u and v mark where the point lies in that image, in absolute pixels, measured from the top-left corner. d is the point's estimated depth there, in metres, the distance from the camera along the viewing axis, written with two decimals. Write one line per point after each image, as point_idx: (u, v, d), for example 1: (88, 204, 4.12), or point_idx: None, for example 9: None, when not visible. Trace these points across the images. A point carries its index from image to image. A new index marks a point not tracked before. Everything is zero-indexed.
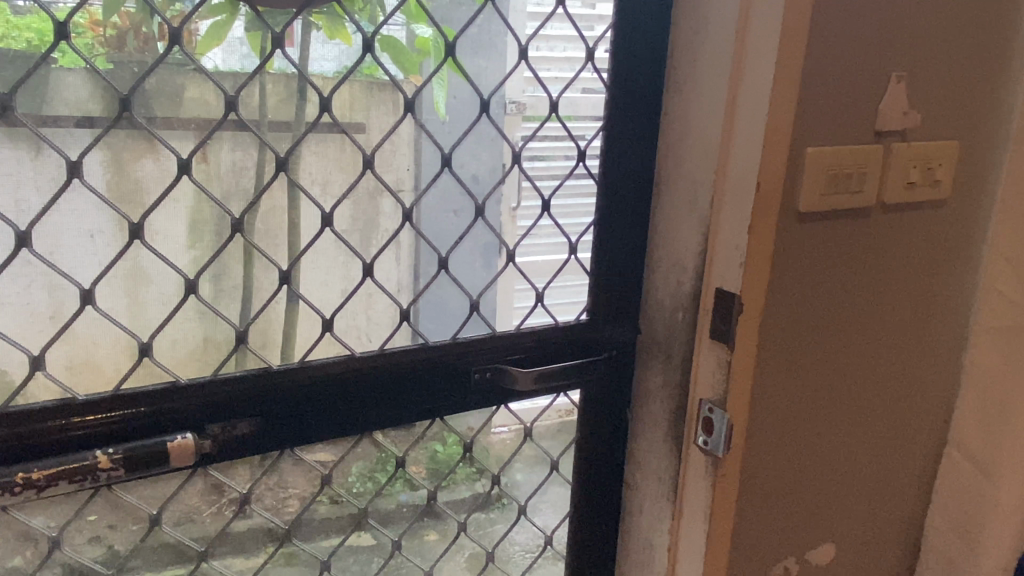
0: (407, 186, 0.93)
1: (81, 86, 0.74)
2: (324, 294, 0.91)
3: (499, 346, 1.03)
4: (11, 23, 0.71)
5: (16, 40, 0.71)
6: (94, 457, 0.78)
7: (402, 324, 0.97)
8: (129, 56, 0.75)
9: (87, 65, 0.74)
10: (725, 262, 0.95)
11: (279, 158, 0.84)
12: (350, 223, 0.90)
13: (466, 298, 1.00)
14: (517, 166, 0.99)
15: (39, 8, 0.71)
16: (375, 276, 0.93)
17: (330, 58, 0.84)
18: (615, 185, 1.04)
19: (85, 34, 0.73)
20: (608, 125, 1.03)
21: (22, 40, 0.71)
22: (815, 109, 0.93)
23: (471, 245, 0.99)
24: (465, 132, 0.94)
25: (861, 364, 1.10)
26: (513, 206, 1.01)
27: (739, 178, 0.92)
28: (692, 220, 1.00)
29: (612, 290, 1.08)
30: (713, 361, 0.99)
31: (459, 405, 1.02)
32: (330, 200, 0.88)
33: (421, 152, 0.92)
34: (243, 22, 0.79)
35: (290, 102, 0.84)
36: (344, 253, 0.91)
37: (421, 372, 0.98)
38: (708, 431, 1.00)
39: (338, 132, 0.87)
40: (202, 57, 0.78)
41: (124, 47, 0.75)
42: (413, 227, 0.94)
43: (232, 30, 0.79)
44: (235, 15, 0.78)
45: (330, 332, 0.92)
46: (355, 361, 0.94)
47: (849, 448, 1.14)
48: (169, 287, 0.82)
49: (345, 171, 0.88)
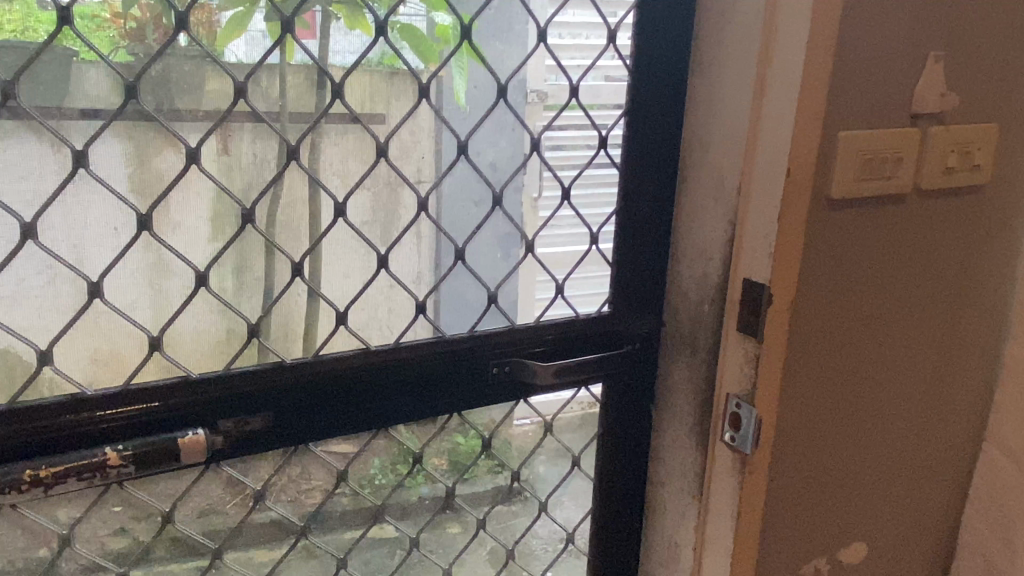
0: (422, 175, 0.90)
1: (103, 79, 0.72)
2: (338, 286, 0.88)
3: (517, 340, 0.99)
4: (35, 15, 0.69)
5: (37, 32, 0.70)
6: (103, 454, 0.76)
7: (419, 317, 0.94)
8: (149, 49, 0.73)
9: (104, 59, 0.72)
10: (753, 251, 0.92)
11: (289, 147, 0.81)
12: (364, 212, 0.87)
13: (482, 290, 0.97)
14: (535, 153, 0.96)
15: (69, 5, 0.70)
16: (389, 267, 0.90)
17: (353, 51, 0.82)
18: (637, 171, 1.01)
19: (106, 26, 0.72)
20: (630, 109, 0.99)
21: (42, 32, 0.70)
22: (847, 92, 0.89)
23: (488, 235, 0.96)
24: (482, 118, 0.91)
25: (895, 357, 1.05)
26: (536, 196, 0.97)
27: (769, 164, 0.89)
28: (719, 209, 0.96)
29: (635, 282, 1.04)
30: (740, 354, 0.95)
31: (476, 400, 0.98)
32: (343, 189, 0.85)
33: (439, 141, 0.89)
34: (263, 14, 0.77)
35: (301, 89, 0.81)
36: (355, 244, 0.87)
37: (436, 367, 0.95)
38: (735, 426, 0.97)
39: (352, 119, 0.84)
40: (223, 50, 0.76)
41: (145, 41, 0.73)
42: (430, 218, 0.91)
43: (253, 22, 0.76)
44: (256, 6, 0.76)
45: (345, 325, 0.89)
46: (369, 354, 0.91)
47: (880, 446, 1.09)
48: (178, 279, 0.80)
49: (359, 162, 0.85)
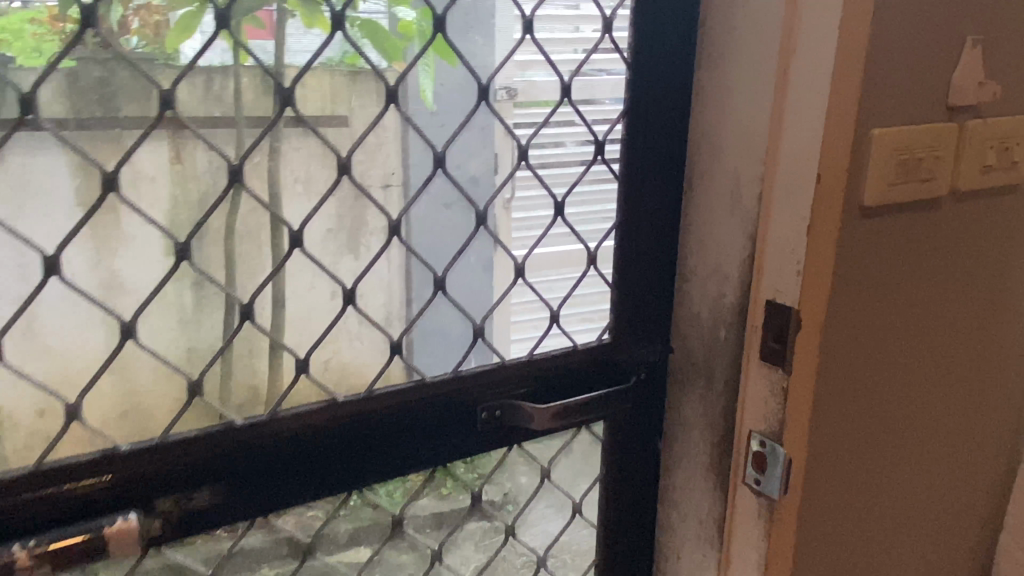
0: (392, 193, 0.76)
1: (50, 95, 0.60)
2: (296, 327, 0.74)
3: (507, 379, 0.86)
4: None
5: None
6: (10, 554, 0.62)
7: (393, 359, 0.80)
8: (95, 55, 0.60)
9: (48, 66, 0.59)
10: (778, 270, 0.80)
11: (231, 167, 0.67)
12: (321, 240, 0.73)
13: (467, 324, 0.83)
14: (523, 162, 0.82)
15: (21, 8, 0.57)
16: (357, 303, 0.77)
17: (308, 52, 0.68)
18: (640, 179, 0.88)
19: (45, 32, 0.58)
20: (631, 108, 0.85)
21: None
22: (881, 86, 0.77)
23: (471, 261, 0.81)
24: (461, 126, 0.77)
25: (928, 380, 0.94)
26: (509, 199, 0.82)
27: (794, 169, 0.77)
28: (735, 221, 0.84)
29: (640, 306, 0.92)
30: (765, 387, 0.83)
31: (462, 452, 0.85)
32: (297, 213, 0.71)
33: (409, 151, 0.75)
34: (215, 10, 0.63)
35: (243, 96, 0.66)
36: (316, 277, 0.74)
37: (415, 418, 0.81)
38: (759, 468, 0.85)
39: (306, 130, 0.70)
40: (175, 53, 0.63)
41: (92, 46, 0.60)
42: (402, 243, 0.77)
43: (202, 22, 0.63)
44: (206, 5, 0.63)
45: (306, 374, 0.75)
46: (337, 409, 0.76)
47: (912, 479, 0.98)
48: (99, 332, 0.65)
49: (316, 182, 0.71)
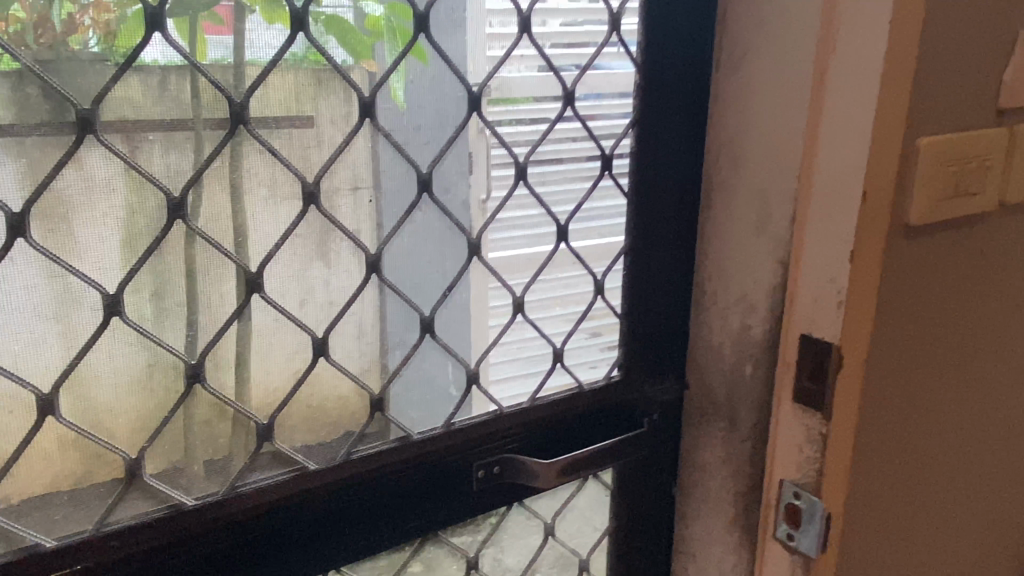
0: (368, 222, 0.63)
1: None
2: (258, 386, 0.62)
3: (505, 431, 0.74)
4: None
5: None
6: None
7: (374, 416, 0.67)
8: (30, 54, 0.48)
9: None
10: (814, 301, 0.69)
11: (172, 202, 0.54)
12: (285, 282, 0.60)
13: (460, 371, 0.71)
14: (521, 182, 0.70)
15: None
16: (329, 354, 0.64)
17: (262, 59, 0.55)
18: (651, 198, 0.77)
19: None
20: (640, 118, 0.75)
21: None
22: (935, 87, 0.66)
23: (463, 298, 0.69)
24: (449, 141, 0.65)
25: (971, 414, 0.83)
26: (483, 198, 0.68)
27: (835, 184, 0.66)
28: (762, 244, 0.74)
29: (651, 339, 0.81)
30: (799, 433, 0.73)
31: (455, 516, 0.73)
32: (254, 252, 0.58)
33: (387, 173, 0.63)
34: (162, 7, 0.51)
35: (183, 111, 0.54)
36: (280, 326, 0.61)
37: (399, 482, 0.69)
38: (794, 523, 0.75)
39: (264, 150, 0.57)
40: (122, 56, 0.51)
41: (24, 45, 0.48)
42: (381, 280, 0.65)
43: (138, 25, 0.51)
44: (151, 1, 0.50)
45: (271, 442, 0.63)
46: (306, 479, 0.64)
47: (953, 522, 0.87)
48: (11, 411, 0.53)
49: (277, 216, 0.59)
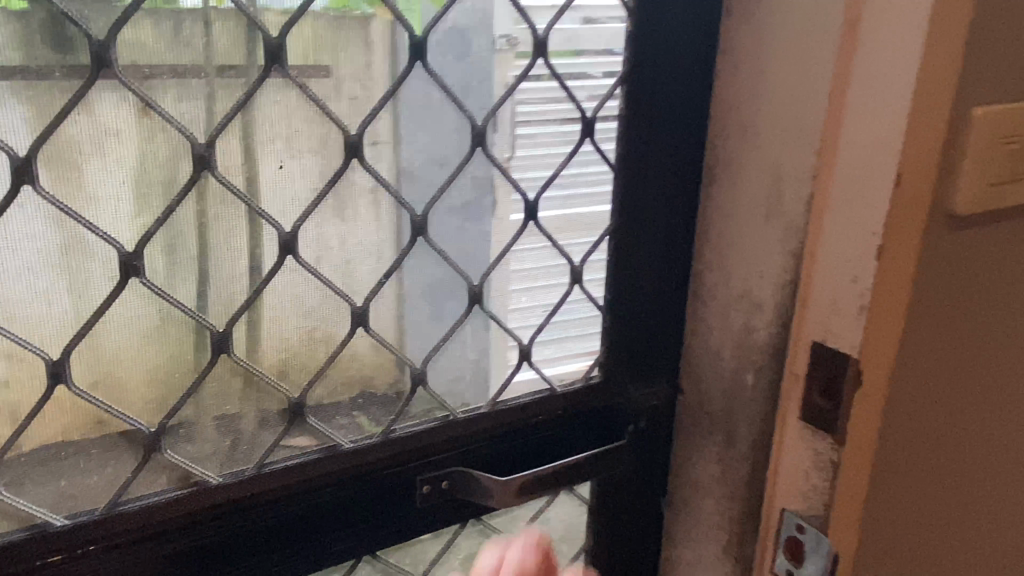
0: (283, 195, 0.51)
1: None
2: (146, 388, 0.51)
3: (460, 439, 0.64)
4: None
5: None
6: None
7: (298, 421, 0.57)
8: None
9: None
10: (834, 306, 0.57)
11: (17, 164, 0.43)
12: (170, 263, 0.49)
13: (402, 371, 0.60)
14: (479, 148, 0.58)
15: None
16: (234, 351, 0.53)
17: None
18: (642, 171, 0.65)
19: None
20: (631, 74, 0.62)
21: None
22: (1004, 46, 0.52)
23: (404, 287, 0.58)
24: (385, 97, 0.53)
25: (1012, 429, 0.70)
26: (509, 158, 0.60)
27: (862, 164, 0.53)
28: (773, 233, 0.62)
29: (637, 335, 0.69)
30: (806, 458, 0.61)
31: (398, 534, 0.63)
32: (131, 227, 0.47)
33: (303, 134, 0.51)
34: None
35: (27, 52, 0.42)
36: (168, 318, 0.50)
37: (326, 499, 0.59)
38: (794, 559, 0.64)
39: (140, 106, 0.45)
40: None
41: None
42: (299, 262, 0.53)
43: None
44: None
45: (167, 451, 0.53)
46: (210, 495, 0.54)
47: (985, 553, 0.75)
48: None
49: (161, 185, 0.47)
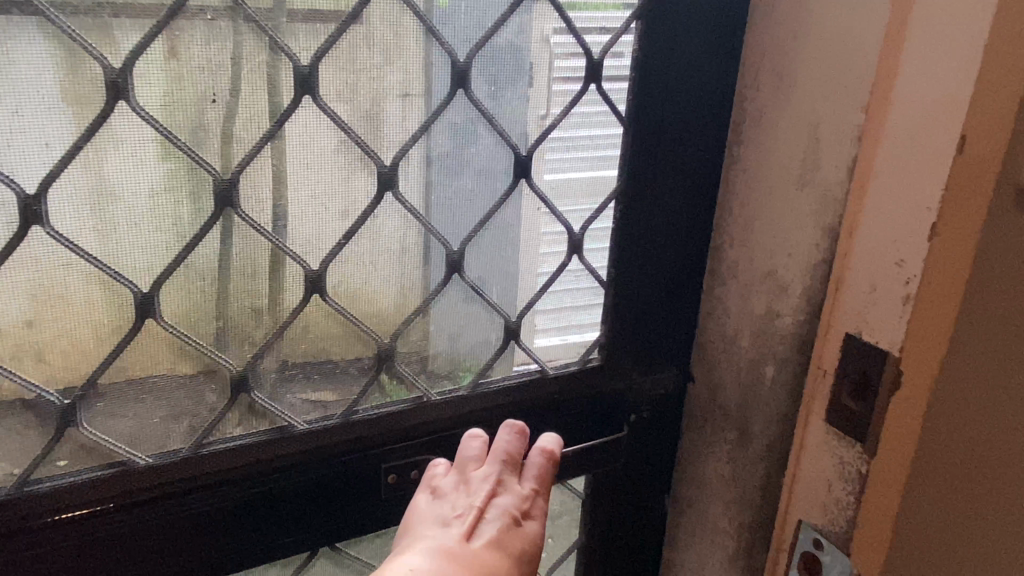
0: (222, 136, 0.43)
1: None
2: (54, 355, 0.43)
3: (434, 424, 0.57)
4: None
5: None
6: None
7: (244, 399, 0.50)
8: None
9: None
10: (873, 294, 0.48)
11: None
12: (80, 209, 0.41)
13: (367, 348, 0.52)
14: (460, 90, 0.49)
15: None
16: (160, 313, 0.45)
17: None
18: (656, 124, 0.56)
19: None
20: (648, 7, 0.52)
21: None
22: None
23: (370, 250, 0.50)
24: (343, 24, 0.44)
25: None
26: (544, 116, 0.52)
27: (919, 123, 0.43)
28: (805, 205, 0.53)
29: (644, 313, 0.61)
30: (830, 466, 0.53)
31: (357, 524, 0.57)
32: (30, 165, 0.39)
33: (243, 64, 0.42)
34: None
35: None
36: (81, 276, 0.42)
37: (272, 488, 0.52)
38: None
39: (32, 16, 0.37)
40: None
41: None
42: (240, 216, 0.45)
43: None
44: None
45: (80, 428, 0.45)
46: (135, 477, 0.47)
47: None
48: None
49: (61, 112, 0.39)
